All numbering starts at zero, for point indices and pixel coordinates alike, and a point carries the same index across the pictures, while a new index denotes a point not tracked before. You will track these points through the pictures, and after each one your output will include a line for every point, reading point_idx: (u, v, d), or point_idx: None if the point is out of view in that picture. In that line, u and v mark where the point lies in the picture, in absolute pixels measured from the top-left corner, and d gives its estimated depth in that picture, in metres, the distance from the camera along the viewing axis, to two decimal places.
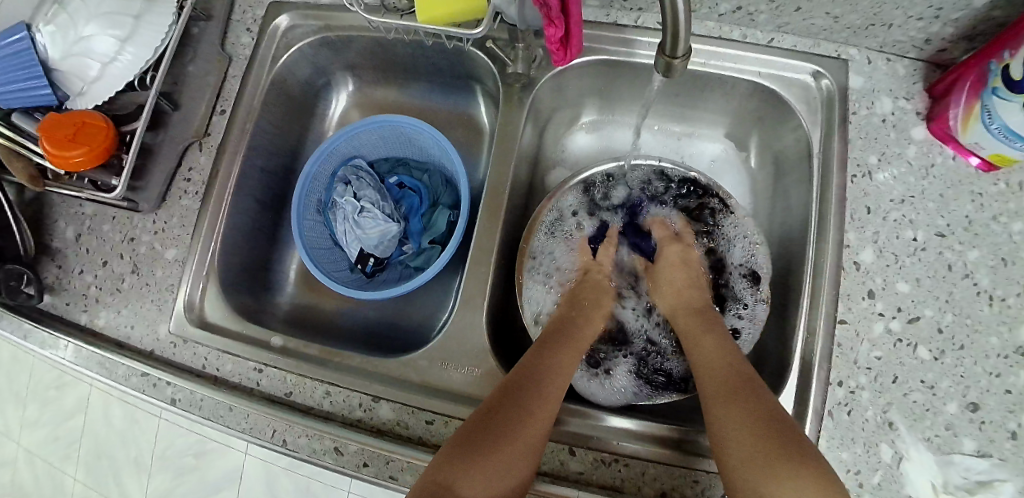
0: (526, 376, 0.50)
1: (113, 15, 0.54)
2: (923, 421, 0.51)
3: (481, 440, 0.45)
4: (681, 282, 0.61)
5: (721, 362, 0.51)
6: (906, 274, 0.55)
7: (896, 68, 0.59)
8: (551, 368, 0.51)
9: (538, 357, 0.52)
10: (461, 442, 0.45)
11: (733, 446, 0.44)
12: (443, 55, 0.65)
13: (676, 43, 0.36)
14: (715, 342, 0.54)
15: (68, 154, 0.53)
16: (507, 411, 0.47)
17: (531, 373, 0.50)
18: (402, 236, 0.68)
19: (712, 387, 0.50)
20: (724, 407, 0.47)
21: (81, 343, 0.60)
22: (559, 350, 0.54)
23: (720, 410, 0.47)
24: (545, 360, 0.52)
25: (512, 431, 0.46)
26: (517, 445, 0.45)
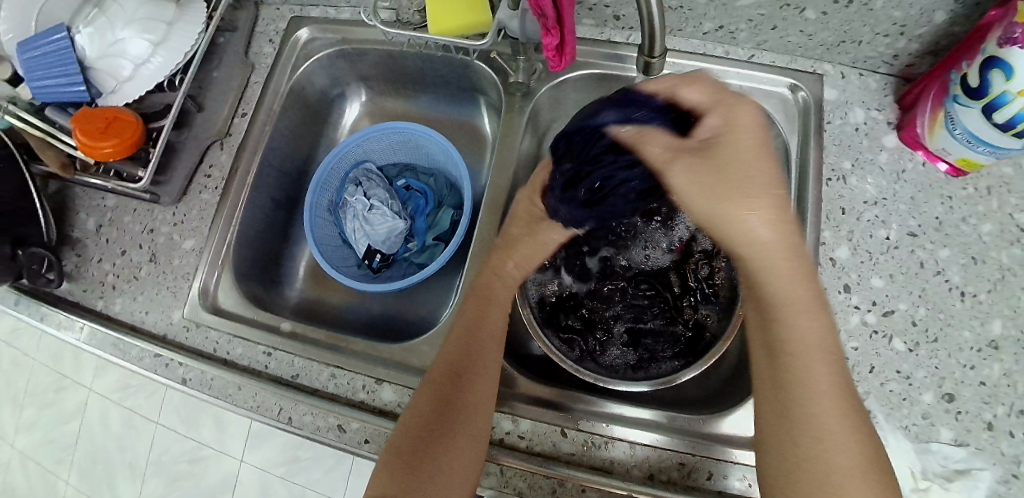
0: (450, 376, 0.50)
1: (147, 20, 0.59)
2: (900, 410, 0.54)
3: (420, 454, 0.47)
4: (779, 194, 0.38)
5: (835, 370, 0.40)
6: (881, 270, 0.58)
7: (868, 83, 0.64)
8: (473, 361, 0.51)
9: (460, 354, 0.51)
10: (395, 458, 0.47)
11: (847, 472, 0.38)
12: (449, 67, 0.69)
13: (653, 44, 0.41)
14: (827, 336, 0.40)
15: (97, 144, 0.57)
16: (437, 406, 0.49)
17: (450, 374, 0.50)
18: (407, 233, 0.71)
19: (830, 404, 0.39)
20: (839, 430, 0.38)
21: (96, 325, 0.63)
22: (482, 335, 0.53)
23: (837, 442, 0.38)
24: (465, 351, 0.51)
25: (448, 441, 0.47)
26: (456, 450, 0.47)
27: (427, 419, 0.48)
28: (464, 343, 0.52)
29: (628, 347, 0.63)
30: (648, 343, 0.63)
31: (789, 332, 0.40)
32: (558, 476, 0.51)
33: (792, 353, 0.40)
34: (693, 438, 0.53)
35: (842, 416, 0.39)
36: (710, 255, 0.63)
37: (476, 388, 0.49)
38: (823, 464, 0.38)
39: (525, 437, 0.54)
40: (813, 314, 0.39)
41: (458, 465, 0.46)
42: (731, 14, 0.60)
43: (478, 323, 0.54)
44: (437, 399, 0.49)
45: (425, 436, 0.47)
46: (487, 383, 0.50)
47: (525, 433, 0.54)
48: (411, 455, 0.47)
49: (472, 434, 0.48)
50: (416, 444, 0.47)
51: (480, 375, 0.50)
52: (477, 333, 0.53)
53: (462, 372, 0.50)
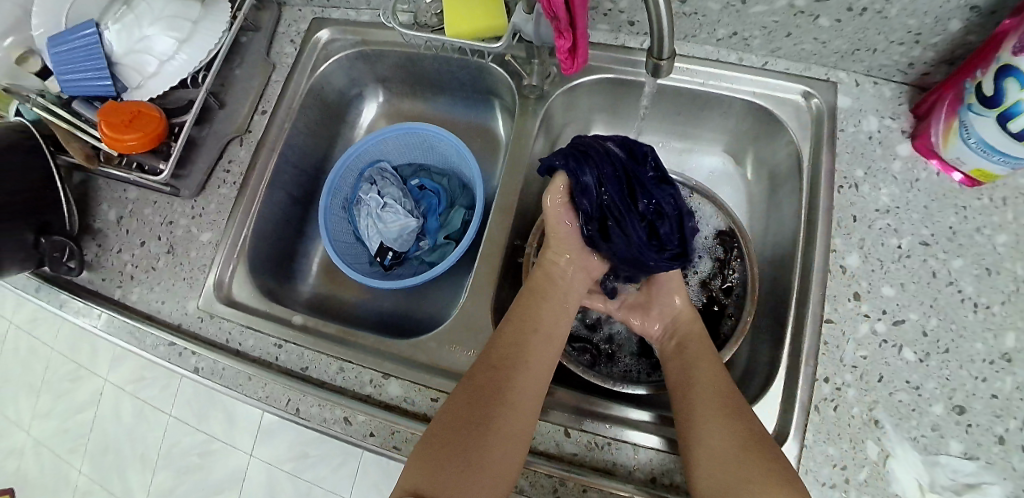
0: (499, 365, 0.51)
1: (173, 19, 0.61)
2: (909, 421, 0.52)
3: (465, 441, 0.46)
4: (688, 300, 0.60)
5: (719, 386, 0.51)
6: (891, 279, 0.57)
7: (883, 91, 0.63)
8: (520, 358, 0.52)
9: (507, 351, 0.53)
10: (445, 439, 0.46)
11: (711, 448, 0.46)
12: (466, 72, 0.69)
13: (662, 46, 0.41)
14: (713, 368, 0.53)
15: (122, 137, 0.59)
16: (485, 391, 0.49)
17: (497, 368, 0.51)
18: (419, 232, 0.72)
19: (705, 400, 0.50)
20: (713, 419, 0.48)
21: (115, 313, 0.65)
22: (529, 335, 0.54)
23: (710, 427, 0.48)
24: (512, 349, 0.53)
25: (498, 424, 0.47)
26: (506, 434, 0.47)
27: (476, 403, 0.49)
28: (513, 340, 0.53)
29: (639, 353, 0.64)
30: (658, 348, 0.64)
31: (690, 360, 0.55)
32: (560, 475, 0.51)
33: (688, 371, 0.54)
34: None
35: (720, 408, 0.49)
36: (721, 260, 0.65)
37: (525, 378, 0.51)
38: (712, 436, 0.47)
39: (528, 436, 0.54)
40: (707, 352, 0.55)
41: (506, 449, 0.46)
42: (745, 20, 0.59)
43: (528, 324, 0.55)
44: (481, 390, 0.50)
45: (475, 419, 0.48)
46: (534, 375, 0.52)
47: None
48: (454, 439, 0.47)
49: (520, 421, 0.48)
50: (457, 432, 0.47)
51: (528, 370, 0.52)
52: (525, 332, 0.54)
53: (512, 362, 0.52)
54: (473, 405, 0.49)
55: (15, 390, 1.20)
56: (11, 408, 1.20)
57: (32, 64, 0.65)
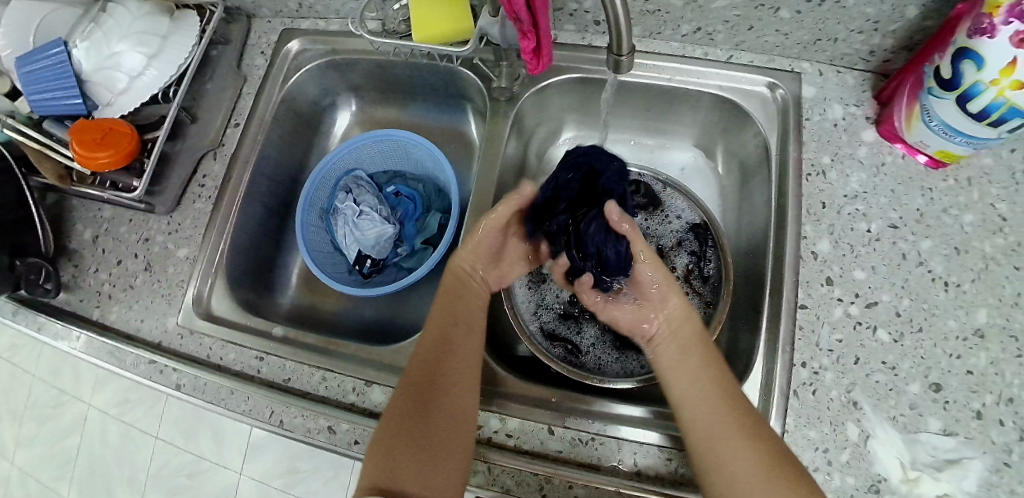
0: (431, 349, 0.52)
1: (141, 35, 0.62)
2: (887, 401, 0.53)
3: (409, 430, 0.47)
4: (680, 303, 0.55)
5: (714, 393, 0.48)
6: (863, 262, 0.57)
7: (846, 79, 0.64)
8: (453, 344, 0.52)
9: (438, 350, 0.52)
10: (390, 437, 0.47)
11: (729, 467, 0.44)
12: (435, 74, 0.68)
13: (621, 41, 0.42)
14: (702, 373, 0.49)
15: (94, 155, 0.59)
16: (422, 378, 0.50)
17: (429, 369, 0.51)
18: (397, 239, 0.71)
19: (706, 418, 0.47)
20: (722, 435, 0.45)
21: (93, 333, 0.64)
22: (461, 321, 0.55)
23: (721, 447, 0.45)
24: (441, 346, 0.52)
25: (440, 403, 0.48)
26: (448, 410, 0.48)
27: (415, 391, 0.49)
28: (440, 337, 0.53)
29: (615, 347, 0.63)
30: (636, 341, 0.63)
31: (685, 364, 0.51)
32: (545, 472, 0.51)
33: (687, 381, 0.50)
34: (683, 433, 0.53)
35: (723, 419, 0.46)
36: (697, 253, 0.65)
37: (459, 356, 0.52)
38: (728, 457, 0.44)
39: (512, 436, 0.53)
40: (705, 353, 0.51)
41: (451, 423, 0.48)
42: (708, 15, 0.60)
43: (453, 317, 0.55)
44: (419, 384, 0.50)
45: (417, 406, 0.48)
46: (468, 349, 0.53)
47: (513, 431, 0.54)
48: (398, 436, 0.47)
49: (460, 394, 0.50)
50: (405, 423, 0.47)
51: (461, 347, 0.53)
52: (453, 328, 0.54)
53: (445, 344, 0.53)
54: (413, 393, 0.49)
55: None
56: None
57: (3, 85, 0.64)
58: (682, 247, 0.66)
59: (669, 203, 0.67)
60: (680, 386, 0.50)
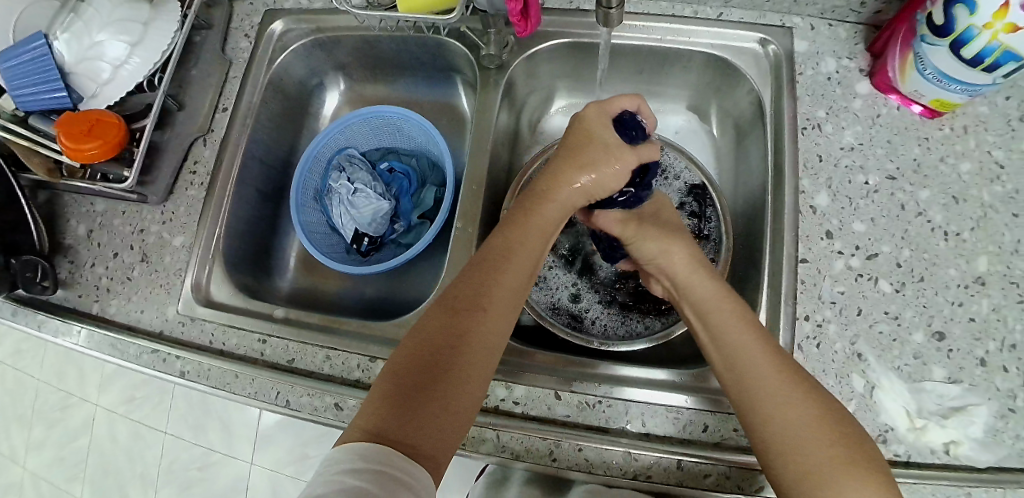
0: (469, 301, 0.46)
1: (125, 22, 0.61)
2: (891, 351, 0.53)
3: (428, 385, 0.41)
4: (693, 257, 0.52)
5: (751, 348, 0.44)
6: (862, 215, 0.56)
7: (838, 33, 0.62)
8: (492, 299, 0.46)
9: (470, 303, 0.46)
10: (403, 386, 0.41)
11: (776, 418, 0.41)
12: (425, 50, 0.67)
13: None
14: (740, 327, 0.46)
15: (83, 146, 0.59)
16: (453, 330, 0.44)
17: (455, 319, 0.45)
18: (393, 215, 0.70)
19: (744, 372, 0.44)
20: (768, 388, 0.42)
21: (94, 327, 0.64)
22: (505, 276, 0.48)
23: (764, 401, 0.42)
24: (475, 298, 0.46)
25: (466, 363, 0.43)
26: (471, 374, 0.43)
27: (441, 344, 0.44)
28: (476, 288, 0.47)
29: (619, 309, 0.63)
30: (640, 302, 0.62)
31: (721, 319, 0.47)
32: (554, 437, 0.51)
33: (728, 338, 0.46)
34: (692, 392, 0.52)
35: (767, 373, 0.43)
36: (697, 212, 0.63)
37: (497, 316, 0.46)
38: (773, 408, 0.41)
39: (520, 403, 0.53)
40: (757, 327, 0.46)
41: (469, 387, 0.43)
42: None
43: (499, 263, 0.48)
44: (448, 336, 0.44)
45: (442, 360, 0.43)
46: (508, 312, 0.47)
47: (520, 398, 0.53)
48: (415, 387, 0.41)
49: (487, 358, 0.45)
50: (425, 376, 0.42)
51: (500, 306, 0.47)
52: (495, 281, 0.47)
53: (486, 298, 0.46)
54: (440, 346, 0.43)
55: (6, 424, 1.18)
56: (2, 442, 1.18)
57: None
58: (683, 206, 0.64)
59: (669, 162, 0.66)
60: (723, 341, 0.46)
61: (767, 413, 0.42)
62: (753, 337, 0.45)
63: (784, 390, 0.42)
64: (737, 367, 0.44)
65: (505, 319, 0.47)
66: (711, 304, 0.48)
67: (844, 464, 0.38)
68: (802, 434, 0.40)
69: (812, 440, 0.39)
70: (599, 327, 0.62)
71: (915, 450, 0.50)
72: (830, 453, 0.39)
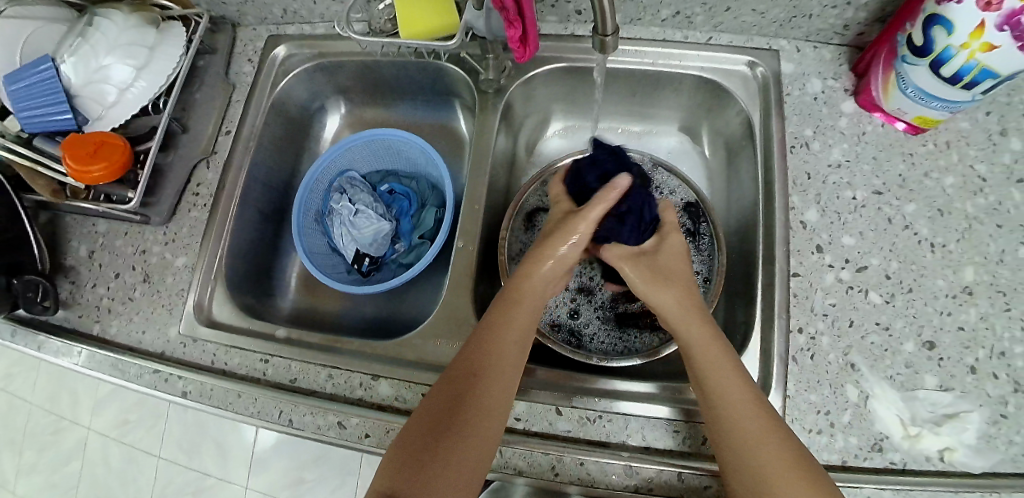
0: (470, 365, 0.48)
1: (130, 47, 0.62)
2: (883, 361, 0.54)
3: (432, 447, 0.44)
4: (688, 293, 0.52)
5: (738, 389, 0.46)
6: (851, 229, 0.58)
7: (823, 54, 0.65)
8: (490, 364, 0.48)
9: (475, 365, 0.48)
10: (410, 449, 0.45)
11: (749, 455, 0.43)
12: (425, 74, 0.69)
13: (605, 21, 0.43)
14: (731, 369, 0.47)
15: (88, 168, 0.60)
16: (454, 394, 0.47)
17: (459, 385, 0.47)
18: (394, 235, 0.71)
19: (730, 410, 0.45)
20: (747, 422, 0.44)
21: (95, 348, 0.64)
22: (501, 338, 0.50)
23: (739, 439, 0.44)
24: (477, 363, 0.48)
25: (470, 425, 0.45)
26: (474, 436, 0.45)
27: (443, 408, 0.46)
28: (481, 353, 0.49)
29: (616, 326, 0.63)
30: (636, 319, 0.63)
31: (714, 356, 0.48)
32: (555, 452, 0.52)
33: (718, 375, 0.47)
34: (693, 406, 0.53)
35: (750, 413, 0.44)
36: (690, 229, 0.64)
37: (498, 380, 0.48)
38: (758, 445, 0.43)
39: (521, 419, 0.54)
40: (738, 376, 0.47)
41: (474, 446, 0.45)
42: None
43: (498, 327, 0.50)
44: (452, 400, 0.47)
45: (445, 423, 0.45)
46: (510, 373, 0.48)
47: (521, 414, 0.54)
48: (420, 450, 0.44)
49: (492, 418, 0.46)
50: (428, 438, 0.45)
51: (500, 369, 0.48)
52: (497, 340, 0.49)
53: (484, 362, 0.48)
54: (443, 410, 0.46)
55: None
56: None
57: None
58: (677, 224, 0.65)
59: (662, 180, 0.67)
60: (710, 375, 0.47)
61: (745, 443, 0.43)
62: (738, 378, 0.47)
63: (759, 450, 0.43)
64: (717, 402, 0.46)
65: (507, 381, 0.48)
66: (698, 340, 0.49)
67: None
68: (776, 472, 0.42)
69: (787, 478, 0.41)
70: (598, 343, 0.63)
71: (911, 457, 0.51)
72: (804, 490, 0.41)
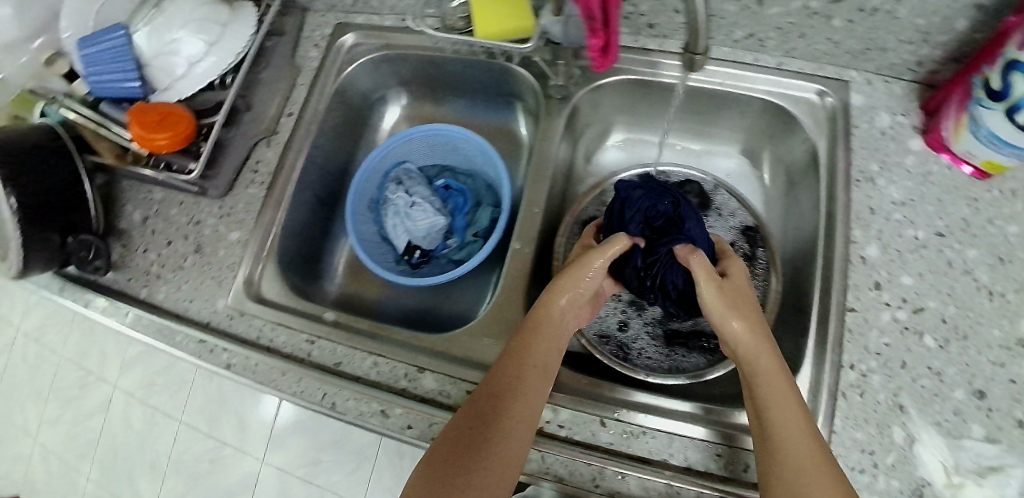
0: (500, 381, 0.48)
1: (202, 22, 0.62)
2: (931, 406, 0.53)
3: (462, 463, 0.43)
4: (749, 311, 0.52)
5: (790, 410, 0.44)
6: (910, 269, 0.58)
7: (893, 89, 0.64)
8: (519, 381, 0.47)
9: (506, 381, 0.47)
10: (439, 465, 0.43)
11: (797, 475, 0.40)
12: (490, 74, 0.69)
13: (698, 41, 0.42)
14: (786, 389, 0.45)
15: (153, 137, 0.61)
16: (483, 410, 0.46)
17: (488, 401, 0.46)
18: (444, 230, 0.71)
19: (781, 428, 0.43)
20: (798, 442, 0.42)
21: (142, 311, 0.65)
22: (530, 358, 0.49)
23: (789, 457, 0.41)
24: (507, 383, 0.47)
25: (499, 442, 0.44)
26: (502, 452, 0.44)
27: (473, 424, 0.45)
28: (509, 371, 0.48)
29: (665, 343, 0.63)
30: (685, 337, 0.63)
31: (771, 376, 0.46)
32: (598, 463, 0.52)
33: (772, 393, 0.45)
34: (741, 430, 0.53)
35: (803, 435, 0.42)
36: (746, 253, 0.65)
37: (526, 398, 0.47)
38: (808, 466, 0.40)
39: (565, 427, 0.54)
40: (798, 407, 0.44)
41: (502, 465, 0.43)
42: (761, 22, 0.60)
43: (527, 346, 0.50)
44: (481, 415, 0.46)
45: (474, 439, 0.44)
46: (538, 393, 0.48)
47: (564, 422, 0.54)
48: (449, 465, 0.43)
49: (521, 437, 0.45)
50: (457, 454, 0.44)
51: (528, 388, 0.47)
52: (524, 360, 0.49)
53: (513, 380, 0.48)
54: (473, 425, 0.45)
55: (22, 397, 1.19)
56: (17, 414, 1.19)
57: (59, 66, 0.66)
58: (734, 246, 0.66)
59: (721, 202, 0.68)
60: (764, 391, 0.46)
61: (797, 463, 0.41)
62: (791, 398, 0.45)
63: (811, 469, 0.40)
64: (770, 419, 0.44)
65: (536, 400, 0.47)
66: (757, 355, 0.48)
67: None
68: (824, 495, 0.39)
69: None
70: (645, 357, 0.62)
71: None
72: None
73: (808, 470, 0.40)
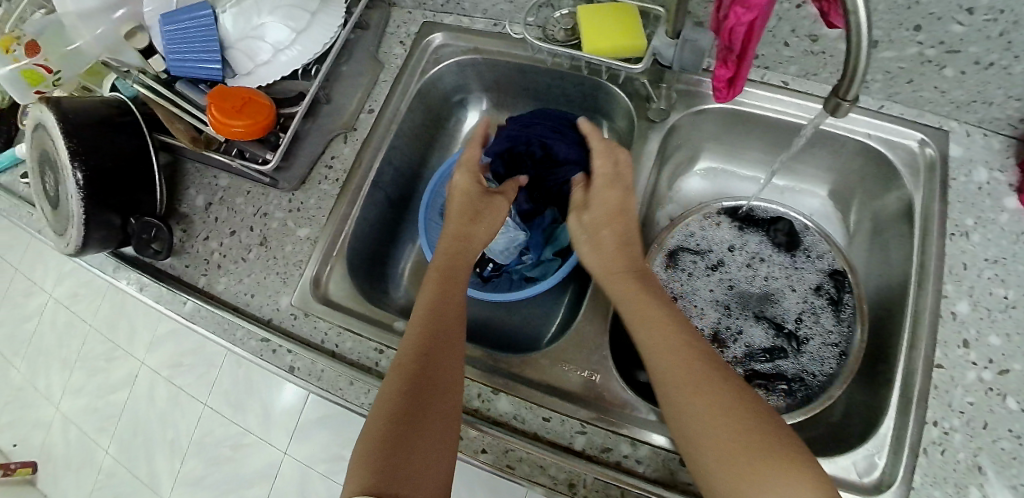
0: (417, 348, 0.48)
1: (293, 8, 0.60)
2: (1010, 468, 0.51)
3: (403, 436, 0.42)
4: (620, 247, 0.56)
5: (677, 350, 0.46)
6: (998, 329, 0.56)
7: (992, 143, 0.62)
8: (437, 343, 0.48)
9: (419, 345, 0.48)
10: (378, 441, 0.42)
11: (702, 419, 0.42)
12: (580, 89, 0.67)
13: (850, 87, 0.39)
14: (668, 327, 0.48)
15: (229, 123, 0.58)
16: (411, 378, 0.46)
17: (412, 369, 0.46)
18: (522, 246, 0.69)
19: (674, 372, 0.45)
20: (691, 385, 0.43)
21: (200, 301, 0.63)
22: (444, 317, 0.51)
23: (689, 399, 0.43)
24: (427, 347, 0.48)
25: (436, 403, 0.45)
26: (442, 410, 0.45)
27: (407, 394, 0.45)
28: (425, 335, 0.49)
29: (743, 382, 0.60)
30: (763, 377, 0.60)
31: (653, 318, 0.49)
32: None
33: (658, 337, 0.47)
34: None
35: (696, 372, 0.44)
36: (833, 298, 0.62)
37: (449, 355, 0.48)
38: (709, 408, 0.42)
39: (641, 462, 0.51)
40: (685, 344, 0.47)
41: (441, 423, 0.44)
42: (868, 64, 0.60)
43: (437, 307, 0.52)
44: (411, 383, 0.45)
45: (410, 409, 0.44)
46: (458, 347, 0.49)
47: (643, 458, 0.52)
48: (390, 439, 0.42)
49: (455, 393, 0.46)
50: (394, 427, 0.43)
51: (449, 346, 0.49)
52: (442, 322, 0.50)
53: (433, 341, 0.49)
54: (406, 395, 0.45)
55: (51, 362, 1.19)
56: (47, 377, 1.19)
57: (138, 39, 0.62)
58: (822, 290, 0.64)
59: (811, 243, 0.65)
60: (650, 339, 0.48)
61: (699, 406, 0.42)
62: (675, 338, 0.47)
63: (712, 409, 0.42)
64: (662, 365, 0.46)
65: (457, 354, 0.49)
66: (635, 301, 0.51)
67: (786, 474, 0.37)
68: (726, 434, 0.40)
69: (738, 441, 0.40)
70: None
71: None
72: (766, 459, 0.38)
73: (712, 411, 0.41)
